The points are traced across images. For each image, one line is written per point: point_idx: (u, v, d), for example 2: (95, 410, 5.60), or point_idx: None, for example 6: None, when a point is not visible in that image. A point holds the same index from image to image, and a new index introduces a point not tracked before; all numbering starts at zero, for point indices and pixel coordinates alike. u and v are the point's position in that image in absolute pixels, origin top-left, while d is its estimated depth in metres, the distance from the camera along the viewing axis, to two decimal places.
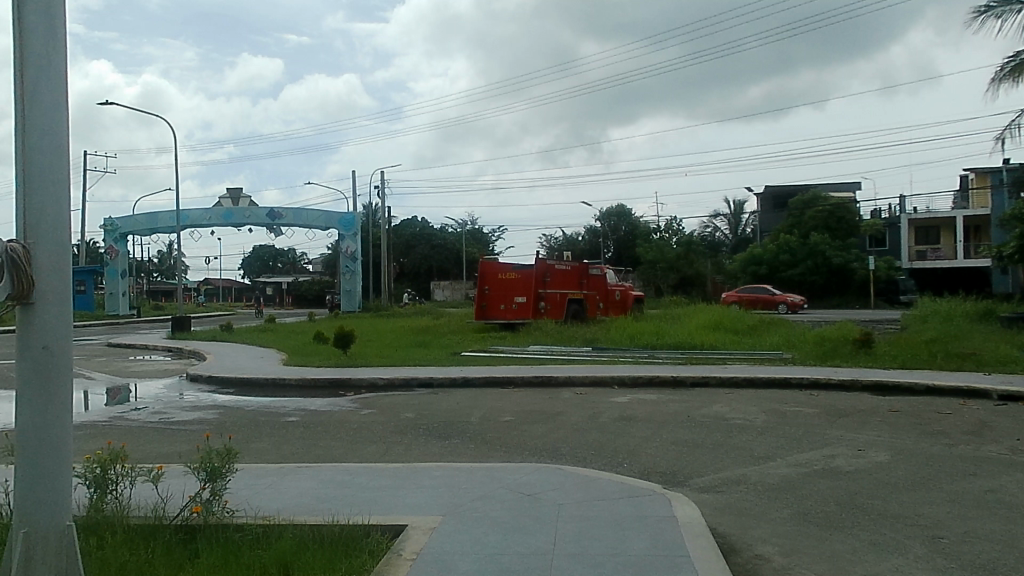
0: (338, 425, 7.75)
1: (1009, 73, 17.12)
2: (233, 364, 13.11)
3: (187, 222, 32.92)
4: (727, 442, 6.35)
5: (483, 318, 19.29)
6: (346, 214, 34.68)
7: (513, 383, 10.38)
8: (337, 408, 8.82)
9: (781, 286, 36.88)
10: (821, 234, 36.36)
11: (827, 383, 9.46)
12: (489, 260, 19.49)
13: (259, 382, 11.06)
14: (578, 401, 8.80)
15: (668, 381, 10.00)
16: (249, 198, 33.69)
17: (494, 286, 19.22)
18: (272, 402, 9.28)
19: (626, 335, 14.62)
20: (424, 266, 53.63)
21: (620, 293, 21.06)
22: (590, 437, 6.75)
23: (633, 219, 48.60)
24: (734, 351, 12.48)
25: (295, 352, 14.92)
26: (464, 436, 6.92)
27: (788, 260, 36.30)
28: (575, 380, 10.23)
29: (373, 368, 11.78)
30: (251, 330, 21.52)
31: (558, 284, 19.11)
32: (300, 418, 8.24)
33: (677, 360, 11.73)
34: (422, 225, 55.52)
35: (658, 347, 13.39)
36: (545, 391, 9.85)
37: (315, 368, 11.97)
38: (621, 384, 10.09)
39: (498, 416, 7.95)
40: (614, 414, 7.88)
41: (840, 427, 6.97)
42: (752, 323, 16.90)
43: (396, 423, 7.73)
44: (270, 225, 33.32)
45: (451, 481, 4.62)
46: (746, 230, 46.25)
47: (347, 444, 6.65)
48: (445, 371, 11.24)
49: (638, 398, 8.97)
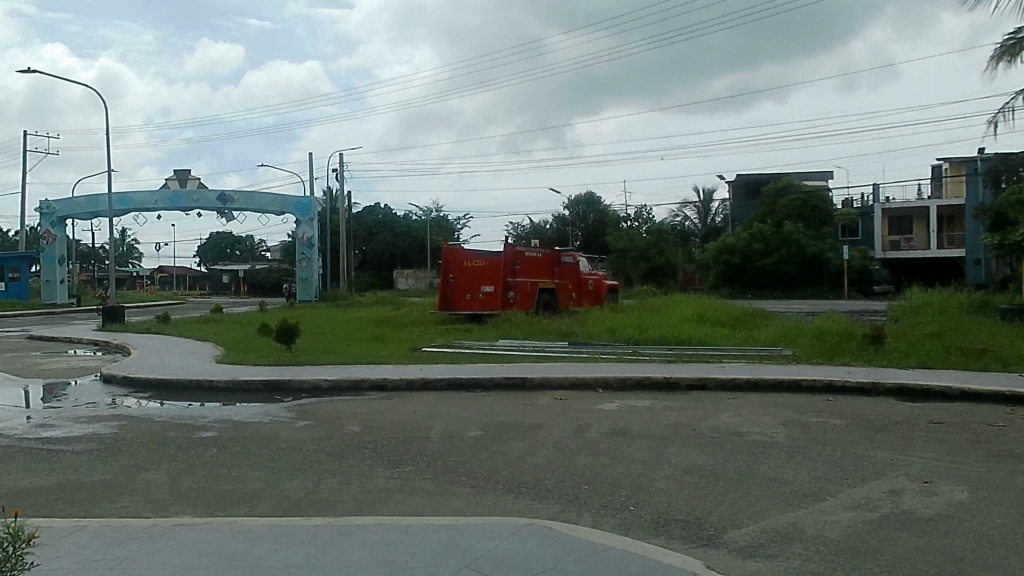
0: (263, 442, 6.20)
1: (1007, 52, 16.16)
2: (159, 361, 11.43)
3: (131, 206, 30.85)
4: (754, 469, 5.01)
5: (448, 309, 17.79)
6: (302, 199, 32.85)
7: (480, 385, 8.93)
8: (267, 417, 7.27)
9: (754, 275, 36.09)
10: (795, 223, 35.51)
11: (843, 386, 8.21)
12: (453, 247, 18.02)
13: (183, 384, 9.42)
14: (557, 409, 7.39)
15: (661, 383, 8.66)
16: (197, 180, 31.63)
17: (459, 274, 17.77)
18: (189, 410, 7.67)
19: (605, 328, 13.28)
20: (387, 255, 51.79)
21: (593, 283, 19.78)
22: (579, 461, 5.32)
23: (602, 207, 47.36)
24: (727, 348, 11.18)
25: (234, 346, 13.29)
26: (421, 460, 5.49)
27: (762, 249, 35.42)
28: (553, 382, 8.82)
29: (319, 368, 10.23)
30: (192, 320, 19.77)
31: (528, 272, 17.73)
32: (219, 431, 6.68)
33: (665, 358, 10.42)
34: (384, 212, 53.70)
35: (640, 343, 12.08)
36: (518, 395, 8.43)
37: (250, 367, 10.33)
38: (607, 387, 8.71)
39: (463, 430, 6.49)
40: (603, 427, 6.49)
41: (884, 447, 5.65)
42: (737, 314, 15.74)
43: (336, 439, 6.24)
44: (220, 210, 31.34)
45: (394, 553, 3.17)
46: (716, 219, 45.35)
47: (268, 473, 5.15)
48: (401, 371, 9.75)
49: (630, 405, 7.60)
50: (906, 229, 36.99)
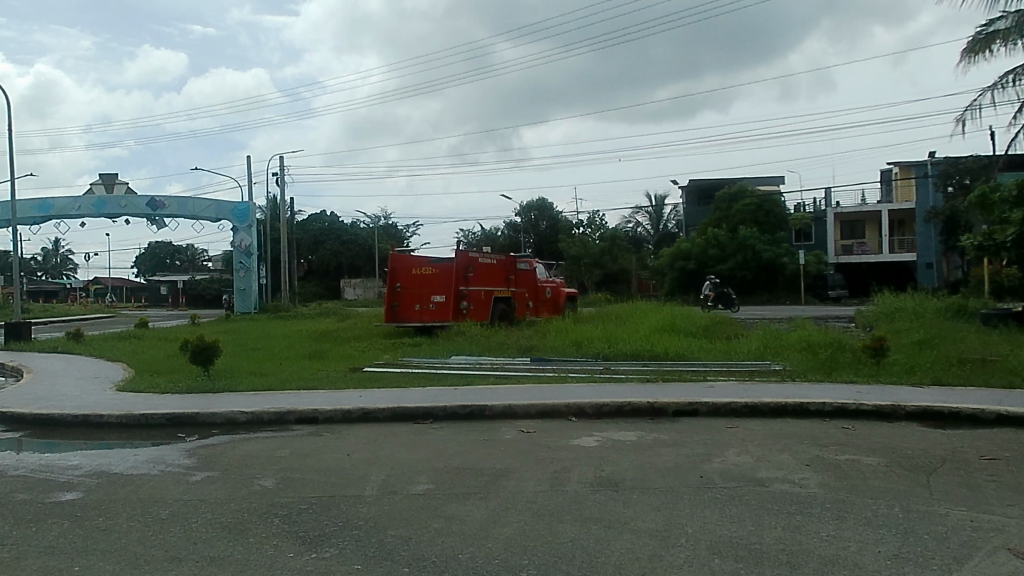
0: (137, 506, 4.63)
1: (980, 46, 15.40)
2: (47, 390, 9.65)
3: (52, 212, 28.41)
4: (807, 545, 3.67)
5: (394, 321, 16.27)
6: (239, 204, 30.85)
7: (430, 415, 7.47)
8: (159, 467, 5.68)
9: (709, 282, 35.31)
10: (749, 228, 34.87)
11: (858, 410, 7.05)
12: (401, 253, 16.51)
13: (66, 421, 7.72)
14: (528, 448, 5.99)
15: (644, 409, 7.36)
16: (124, 185, 29.40)
17: (407, 284, 16.29)
18: (58, 459, 6.01)
19: (569, 342, 11.97)
20: (333, 264, 49.85)
21: (551, 291, 18.53)
22: (566, 534, 3.91)
23: (554, 213, 46.26)
24: (709, 363, 9.96)
25: (148, 368, 11.57)
26: (351, 534, 4.01)
27: (717, 254, 34.68)
28: (518, 410, 7.43)
29: (241, 395, 8.64)
30: (110, 337, 17.80)
31: (482, 281, 16.33)
32: (87, 490, 5.07)
33: (643, 375, 9.14)
34: (331, 219, 51.65)
35: (610, 357, 10.81)
36: (478, 427, 7.01)
37: (153, 396, 8.65)
38: (581, 416, 7.35)
39: (412, 482, 5.05)
40: (584, 475, 5.11)
41: (952, 499, 4.43)
42: (705, 322, 14.60)
43: (241, 500, 4.72)
44: (150, 217, 29.18)
45: None
46: (669, 225, 44.67)
47: (124, 566, 3.62)
48: (335, 399, 8.20)
49: (615, 441, 6.23)
50: (858, 234, 36.68)
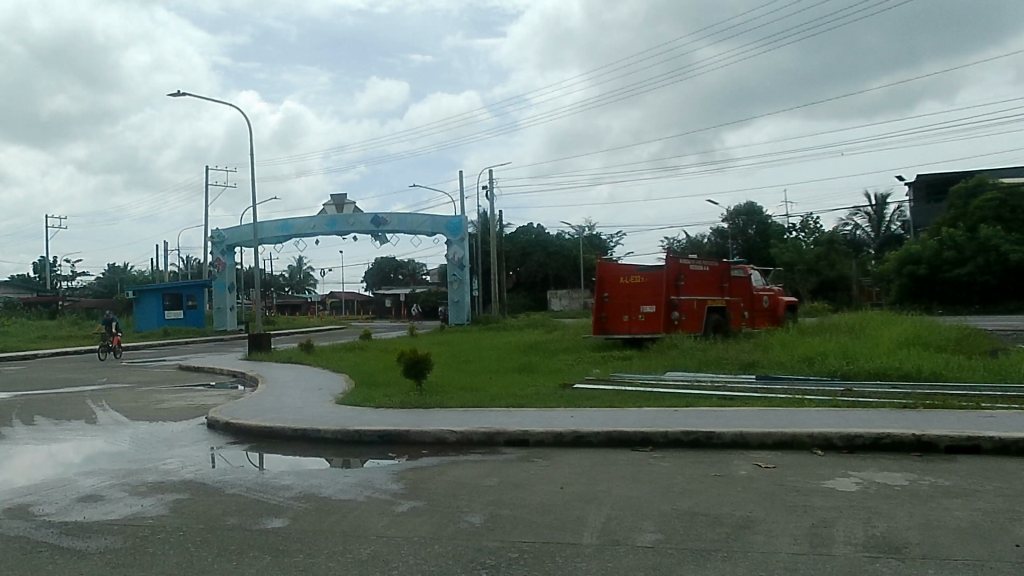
0: (346, 540, 4.28)
1: None
2: (275, 400, 10.05)
3: (291, 232, 31.10)
4: None
5: (601, 332, 15.63)
6: (452, 219, 31.88)
7: (648, 442, 6.67)
8: (369, 492, 5.40)
9: (945, 288, 31.13)
10: (993, 227, 30.13)
11: None
12: (607, 262, 15.85)
13: (284, 434, 7.86)
14: (771, 490, 5.00)
15: (912, 444, 6.04)
16: (351, 205, 31.45)
17: (614, 293, 15.59)
18: (277, 477, 5.95)
19: (799, 357, 10.60)
20: (540, 276, 50.45)
21: (769, 300, 16.97)
22: None
23: (765, 217, 43.50)
24: (982, 385, 8.25)
25: (366, 379, 11.83)
26: None
27: (954, 257, 30.51)
28: (752, 440, 6.42)
29: (449, 412, 8.38)
30: (335, 348, 18.80)
31: (694, 289, 15.22)
32: (298, 513, 4.88)
33: (898, 399, 7.71)
34: (537, 231, 52.27)
35: (850, 376, 9.37)
36: (706, 459, 6.11)
37: (367, 411, 8.65)
38: (828, 449, 6.20)
39: (639, 529, 4.28)
40: (853, 534, 4.05)
41: None
42: (956, 334, 12.47)
43: (449, 541, 4.22)
44: (374, 233, 30.96)
45: None
46: (896, 226, 40.37)
47: None
48: (543, 419, 7.65)
49: (883, 485, 5.06)
50: None
